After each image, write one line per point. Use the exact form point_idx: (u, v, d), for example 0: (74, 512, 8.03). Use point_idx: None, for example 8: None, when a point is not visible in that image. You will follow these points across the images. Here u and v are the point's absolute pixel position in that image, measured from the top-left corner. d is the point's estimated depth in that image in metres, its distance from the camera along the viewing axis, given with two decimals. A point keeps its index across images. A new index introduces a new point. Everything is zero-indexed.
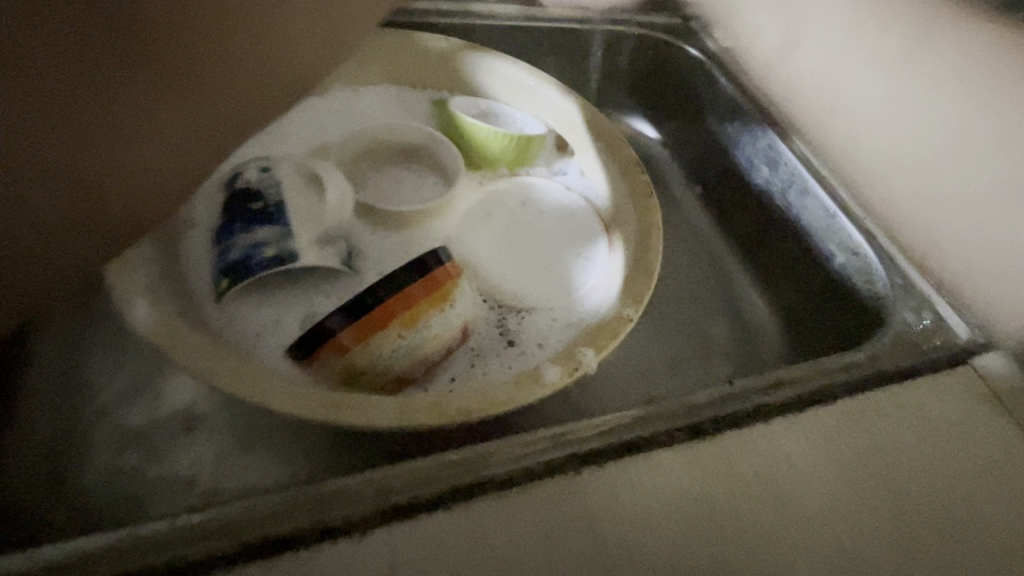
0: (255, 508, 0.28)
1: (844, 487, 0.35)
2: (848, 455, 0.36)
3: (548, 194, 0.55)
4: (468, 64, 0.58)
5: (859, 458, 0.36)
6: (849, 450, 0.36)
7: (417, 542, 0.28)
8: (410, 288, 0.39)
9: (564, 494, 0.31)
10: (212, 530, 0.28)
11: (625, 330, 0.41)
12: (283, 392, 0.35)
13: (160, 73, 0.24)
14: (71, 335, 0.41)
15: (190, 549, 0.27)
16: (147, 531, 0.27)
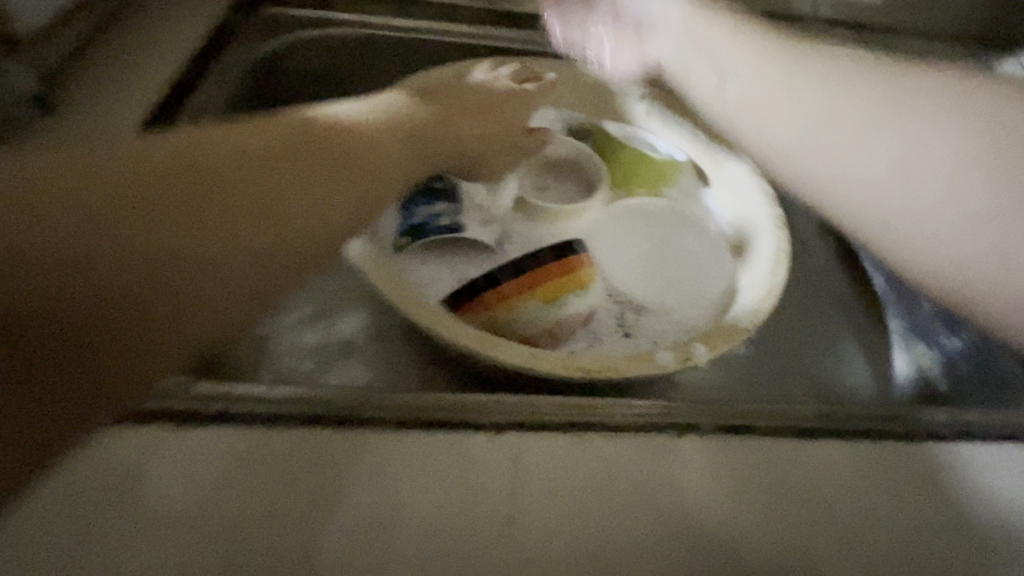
0: (413, 397, 0.35)
1: (959, 515, 0.35)
2: (972, 482, 0.36)
3: (680, 214, 0.60)
4: (621, 94, 0.66)
5: (980, 486, 0.36)
6: (971, 480, 0.36)
7: (541, 457, 0.33)
8: (549, 266, 0.47)
9: (671, 452, 0.34)
10: (377, 402, 0.34)
11: (741, 337, 0.45)
12: (446, 326, 0.43)
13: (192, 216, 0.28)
14: None
15: (353, 410, 0.34)
16: (333, 390, 0.35)
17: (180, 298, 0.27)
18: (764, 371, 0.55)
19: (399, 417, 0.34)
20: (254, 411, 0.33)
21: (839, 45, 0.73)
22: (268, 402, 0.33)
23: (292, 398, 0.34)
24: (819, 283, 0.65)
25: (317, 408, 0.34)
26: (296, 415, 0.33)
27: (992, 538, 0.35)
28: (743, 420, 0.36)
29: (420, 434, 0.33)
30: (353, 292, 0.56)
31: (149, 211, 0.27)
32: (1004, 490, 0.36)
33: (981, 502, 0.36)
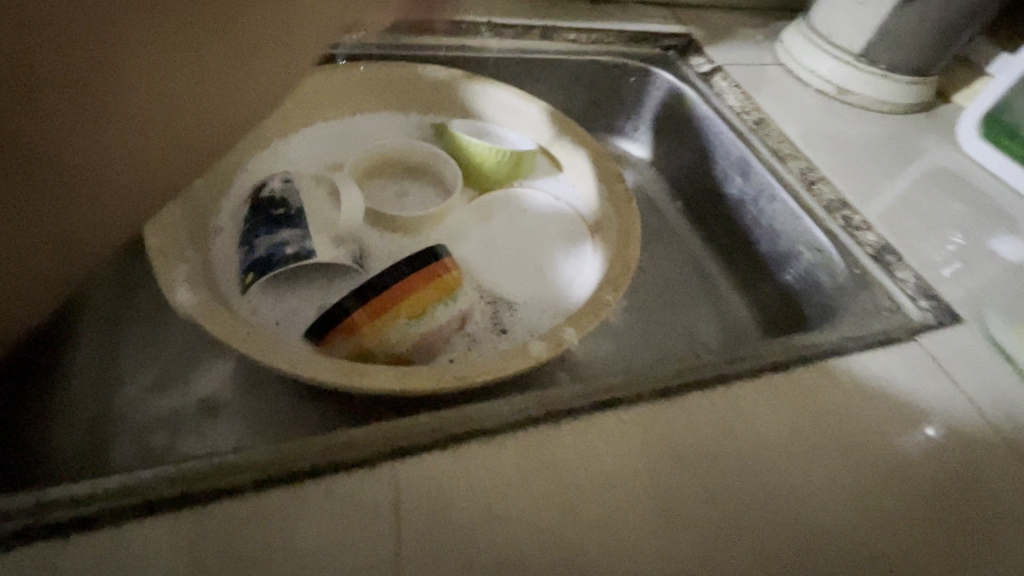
0: (272, 451, 0.31)
1: (807, 431, 0.40)
2: (809, 400, 0.42)
3: (538, 203, 0.62)
4: (465, 90, 0.65)
5: (817, 402, 0.42)
6: (808, 398, 0.42)
7: (422, 482, 0.32)
8: (411, 277, 0.44)
9: (552, 442, 0.35)
10: (225, 469, 0.30)
11: (605, 313, 0.47)
12: (308, 361, 0.39)
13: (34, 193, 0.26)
14: (107, 341, 0.47)
15: (196, 485, 0.29)
16: (162, 470, 0.29)
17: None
18: (637, 338, 0.59)
19: (257, 479, 0.30)
20: (62, 521, 0.28)
21: (655, 25, 0.79)
22: (77, 506, 0.28)
23: (108, 493, 0.28)
24: (674, 249, 0.71)
25: (145, 496, 0.29)
26: (131, 505, 0.28)
27: (836, 446, 0.40)
28: (614, 394, 0.38)
29: (288, 491, 0.30)
30: (202, 346, 0.49)
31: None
32: (834, 400, 0.42)
33: (821, 416, 0.41)
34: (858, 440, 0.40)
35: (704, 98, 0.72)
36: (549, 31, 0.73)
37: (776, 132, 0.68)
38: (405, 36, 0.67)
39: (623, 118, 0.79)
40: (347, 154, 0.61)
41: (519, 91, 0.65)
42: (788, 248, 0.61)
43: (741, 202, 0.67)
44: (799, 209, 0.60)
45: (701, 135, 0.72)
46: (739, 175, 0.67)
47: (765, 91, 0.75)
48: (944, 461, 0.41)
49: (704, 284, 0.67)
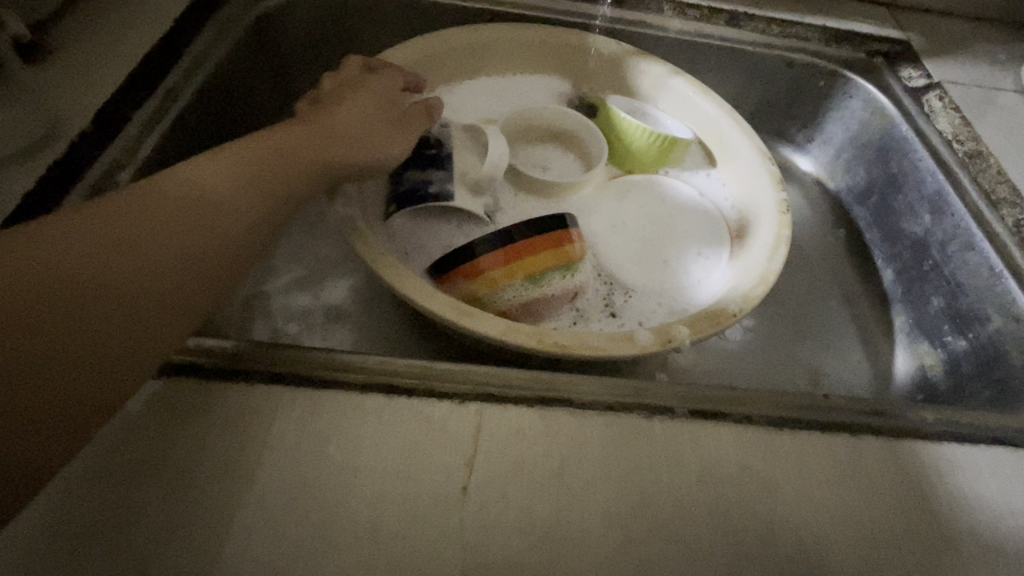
0: (385, 363, 0.34)
1: (941, 518, 0.33)
2: (952, 484, 0.35)
3: (680, 194, 0.58)
4: (629, 66, 0.63)
5: (963, 490, 0.35)
6: (952, 482, 0.35)
7: (503, 427, 0.32)
8: (536, 238, 0.44)
9: (638, 434, 0.33)
10: (338, 364, 0.34)
11: (727, 323, 0.43)
12: (425, 293, 0.42)
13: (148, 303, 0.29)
14: None
15: (315, 370, 0.33)
16: (291, 351, 0.34)
17: (109, 333, 0.28)
18: (754, 358, 0.54)
19: (361, 382, 0.33)
20: (211, 367, 0.33)
21: (867, 24, 0.68)
22: (226, 360, 0.33)
23: (248, 357, 0.33)
24: (824, 277, 0.63)
25: (276, 368, 0.33)
26: (261, 371, 0.33)
27: (977, 548, 0.33)
28: (717, 406, 0.35)
29: (383, 399, 0.33)
30: (342, 259, 0.55)
31: (81, 310, 0.27)
32: (987, 496, 0.35)
33: (964, 507, 0.34)
34: (1011, 553, 0.33)
35: (909, 115, 0.60)
36: (737, 17, 0.67)
37: (996, 171, 0.56)
38: (586, 5, 0.66)
39: (799, 125, 0.71)
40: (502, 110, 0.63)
41: (689, 76, 0.61)
42: (972, 307, 0.51)
43: (924, 243, 0.57)
44: (1001, 263, 0.49)
45: (889, 157, 0.62)
46: (931, 212, 0.56)
47: (995, 122, 0.61)
48: None
49: (849, 323, 0.60)
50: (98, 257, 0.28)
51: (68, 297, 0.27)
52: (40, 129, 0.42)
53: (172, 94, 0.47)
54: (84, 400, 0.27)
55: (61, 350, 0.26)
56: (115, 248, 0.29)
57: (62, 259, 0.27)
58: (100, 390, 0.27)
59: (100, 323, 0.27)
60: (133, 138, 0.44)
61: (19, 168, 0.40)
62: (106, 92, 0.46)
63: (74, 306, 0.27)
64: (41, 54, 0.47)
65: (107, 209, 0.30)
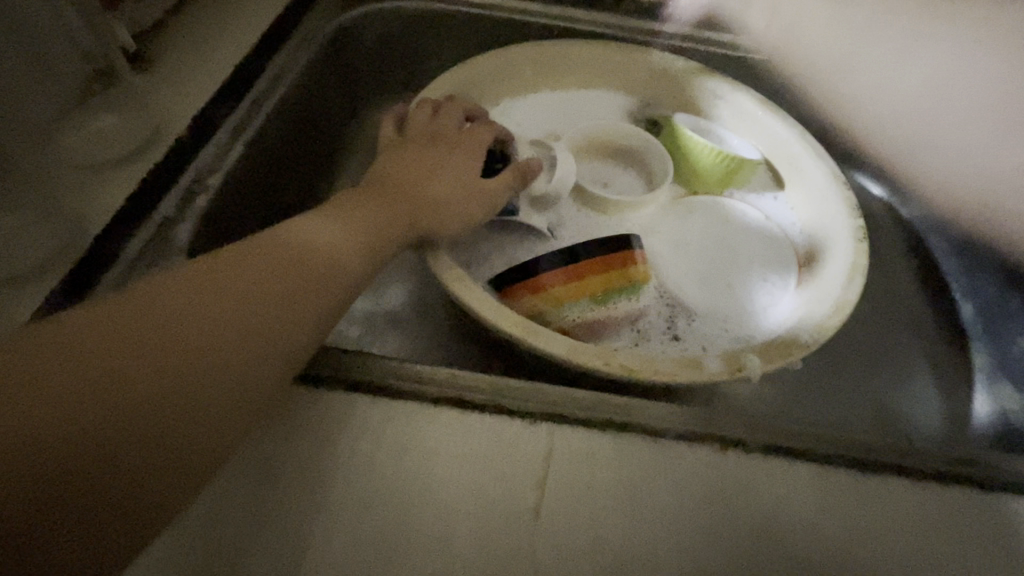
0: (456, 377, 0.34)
1: None
2: None
3: (747, 217, 0.56)
4: (698, 84, 0.62)
5: None
6: None
7: (572, 450, 0.32)
8: (603, 257, 0.45)
9: (709, 466, 0.33)
10: (411, 376, 0.34)
11: (799, 353, 0.42)
12: (490, 306, 0.42)
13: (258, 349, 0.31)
14: None
15: (390, 380, 0.34)
16: (367, 360, 0.35)
17: (224, 379, 0.29)
18: (819, 390, 0.52)
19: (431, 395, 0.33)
20: (294, 372, 0.34)
21: None
22: (307, 366, 0.34)
23: (328, 364, 0.34)
24: (897, 309, 0.60)
25: (352, 376, 0.34)
26: (340, 379, 0.34)
27: None
28: (794, 442, 0.34)
29: (456, 413, 0.33)
30: (405, 266, 0.56)
31: (199, 361, 0.29)
32: None
33: None
34: None
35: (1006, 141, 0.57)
36: (812, 35, 0.65)
37: None
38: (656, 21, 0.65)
39: None
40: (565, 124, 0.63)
41: (758, 96, 0.60)
42: None
43: (1012, 278, 0.55)
44: None
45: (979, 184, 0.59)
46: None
47: None
48: None
49: (923, 360, 0.56)
50: (225, 307, 0.31)
51: (192, 350, 0.29)
52: (141, 136, 0.45)
53: (258, 103, 0.50)
54: (197, 443, 0.29)
55: (168, 401, 0.27)
56: (234, 301, 0.31)
57: (189, 315, 0.30)
58: (203, 440, 0.29)
59: (221, 367, 0.29)
60: (223, 146, 0.46)
61: (123, 172, 0.43)
62: (199, 101, 0.48)
63: (193, 357, 0.29)
64: (142, 63, 0.50)
65: (231, 269, 0.32)
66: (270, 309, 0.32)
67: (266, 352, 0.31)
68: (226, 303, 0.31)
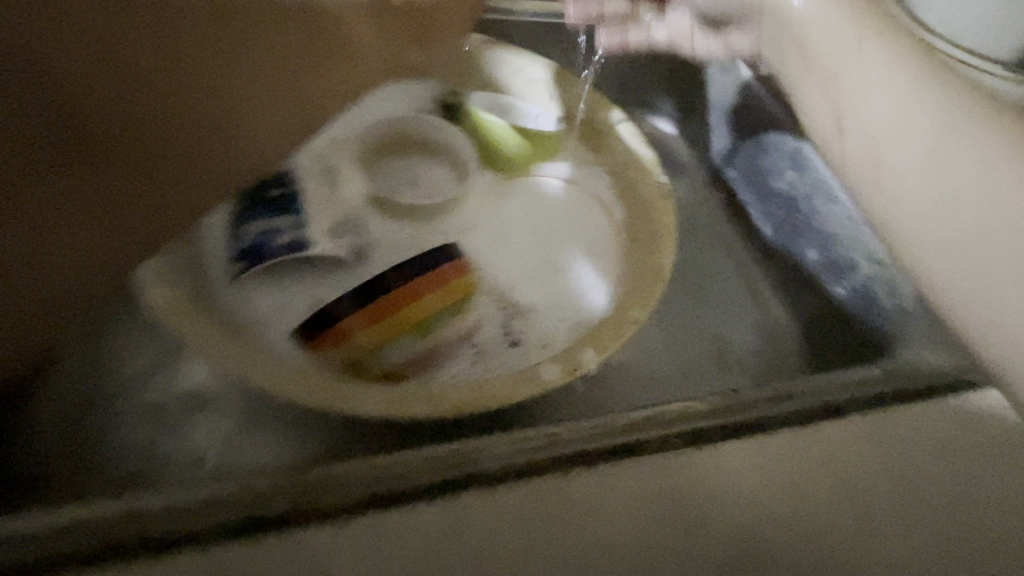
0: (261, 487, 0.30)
1: (857, 501, 0.33)
2: (870, 458, 0.34)
3: (560, 193, 0.54)
4: (488, 58, 0.58)
5: (881, 461, 0.34)
6: (869, 454, 0.34)
7: (405, 530, 0.29)
8: (414, 282, 0.39)
9: (557, 493, 0.30)
10: (203, 508, 0.29)
11: (631, 332, 0.40)
12: (296, 374, 0.37)
13: (99, 217, 0.32)
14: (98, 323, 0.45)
15: (173, 523, 0.29)
16: (145, 504, 0.29)
17: (65, 257, 0.31)
18: (672, 344, 0.50)
19: (230, 521, 0.29)
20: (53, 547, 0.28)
21: None
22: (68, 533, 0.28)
23: (93, 525, 0.28)
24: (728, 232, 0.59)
25: (126, 531, 0.28)
26: (106, 545, 0.28)
27: (899, 518, 0.32)
28: (632, 437, 0.33)
29: (262, 533, 0.28)
30: None
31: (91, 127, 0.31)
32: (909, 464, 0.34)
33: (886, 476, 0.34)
34: (925, 510, 0.33)
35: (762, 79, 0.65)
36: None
37: None
38: None
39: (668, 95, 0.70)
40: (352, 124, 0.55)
41: (548, 62, 0.58)
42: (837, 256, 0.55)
43: (793, 199, 0.60)
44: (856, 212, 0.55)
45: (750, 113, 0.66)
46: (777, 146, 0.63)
47: None
48: None
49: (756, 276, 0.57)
50: (26, 188, 0.29)
51: (72, 93, 0.30)
52: None
53: None
54: (32, 332, 0.31)
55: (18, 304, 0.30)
56: (128, 115, 0.32)
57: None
58: (40, 318, 0.31)
59: (55, 256, 0.31)
60: None
61: None
62: None
63: (40, 153, 0.30)
64: None
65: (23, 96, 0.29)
66: (104, 173, 0.32)
67: (170, 186, 0.33)
68: (30, 176, 0.30)
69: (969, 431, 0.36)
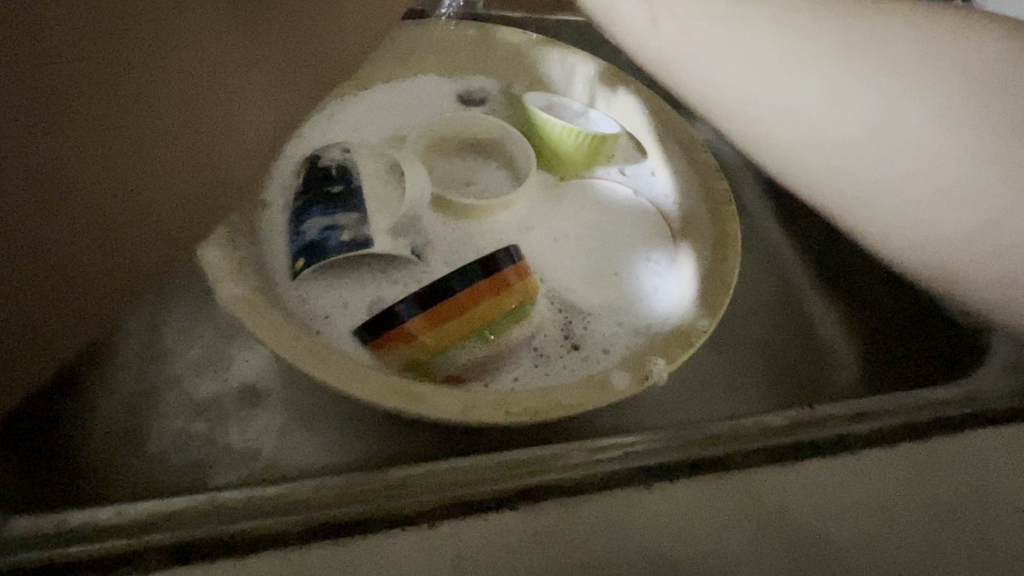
0: (341, 486, 0.29)
1: (942, 533, 0.31)
2: (955, 485, 0.33)
3: (617, 197, 0.54)
4: (546, 57, 0.58)
5: (967, 489, 0.33)
6: (955, 481, 0.33)
7: (485, 540, 0.28)
8: (477, 284, 0.39)
9: (637, 508, 0.29)
10: (281, 508, 0.28)
11: (699, 341, 0.39)
12: (357, 374, 0.35)
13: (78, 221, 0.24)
14: (152, 315, 0.44)
15: (246, 526, 0.27)
16: (225, 497, 0.28)
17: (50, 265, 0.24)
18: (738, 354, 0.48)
19: (307, 523, 0.27)
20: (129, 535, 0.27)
21: None
22: (144, 524, 0.27)
23: (172, 518, 0.28)
24: (789, 242, 0.57)
25: (202, 529, 0.27)
26: (175, 545, 0.27)
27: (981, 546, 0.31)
28: (709, 452, 0.32)
29: (338, 541, 0.27)
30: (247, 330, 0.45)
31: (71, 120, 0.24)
32: (996, 494, 0.33)
33: (972, 506, 0.33)
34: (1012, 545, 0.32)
35: None
36: None
37: None
38: None
39: None
40: (408, 121, 0.54)
41: (606, 66, 0.57)
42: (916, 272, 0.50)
43: None
44: None
45: None
46: None
47: None
48: None
49: (818, 288, 0.54)
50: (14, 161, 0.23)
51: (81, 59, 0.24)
52: None
53: None
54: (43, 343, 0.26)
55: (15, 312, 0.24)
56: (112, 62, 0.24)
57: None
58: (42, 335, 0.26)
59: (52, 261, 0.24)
60: None
61: None
62: None
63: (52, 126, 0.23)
64: None
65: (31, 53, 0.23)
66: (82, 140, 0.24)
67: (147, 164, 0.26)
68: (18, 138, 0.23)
69: None
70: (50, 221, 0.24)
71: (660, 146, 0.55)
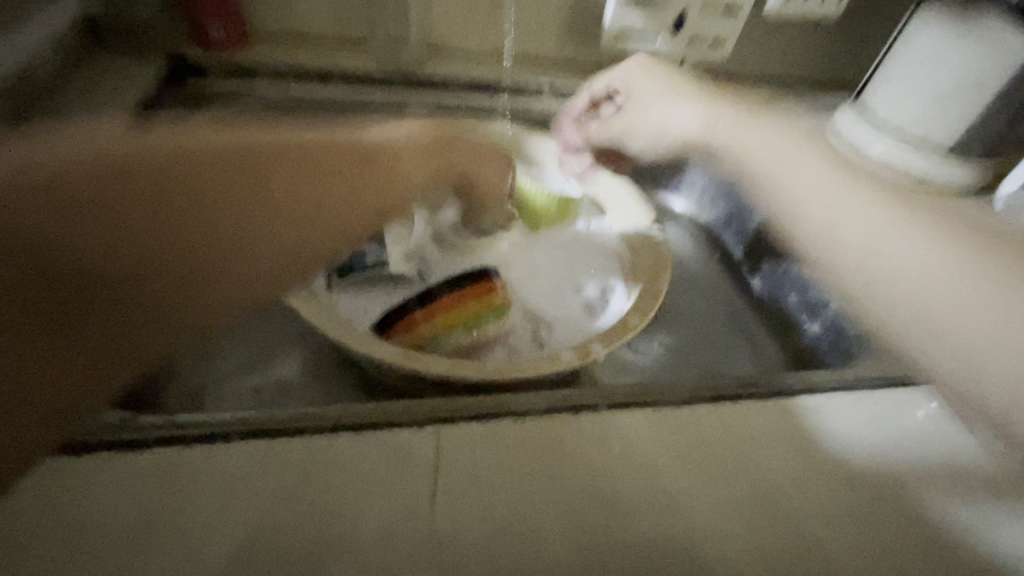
0: (354, 409, 0.40)
1: (807, 460, 0.41)
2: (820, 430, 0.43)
3: (580, 241, 0.68)
4: (524, 139, 0.74)
5: (830, 433, 0.43)
6: (822, 428, 0.43)
7: (457, 440, 0.38)
8: (465, 288, 0.52)
9: (570, 430, 0.40)
10: (310, 417, 0.39)
11: (630, 333, 0.52)
12: (372, 344, 0.47)
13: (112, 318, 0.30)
14: None
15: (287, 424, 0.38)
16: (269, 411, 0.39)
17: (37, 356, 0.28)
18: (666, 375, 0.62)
19: (331, 423, 0.38)
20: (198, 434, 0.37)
21: None
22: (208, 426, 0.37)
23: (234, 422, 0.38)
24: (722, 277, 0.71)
25: (256, 424, 0.38)
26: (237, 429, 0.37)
27: (836, 470, 0.41)
28: (630, 398, 0.43)
29: (354, 433, 0.38)
30: (289, 334, 0.58)
31: (168, 195, 0.33)
32: (854, 437, 0.43)
33: (832, 443, 0.43)
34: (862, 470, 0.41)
35: None
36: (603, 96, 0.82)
37: None
38: (481, 97, 0.79)
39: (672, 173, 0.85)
40: None
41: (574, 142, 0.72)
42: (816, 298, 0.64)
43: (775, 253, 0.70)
44: None
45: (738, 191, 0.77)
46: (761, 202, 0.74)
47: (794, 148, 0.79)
48: (963, 509, 0.40)
49: None
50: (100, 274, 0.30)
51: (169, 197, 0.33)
52: None
53: None
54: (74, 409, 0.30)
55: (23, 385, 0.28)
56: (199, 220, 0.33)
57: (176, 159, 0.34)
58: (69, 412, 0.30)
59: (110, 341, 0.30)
60: None
61: None
62: None
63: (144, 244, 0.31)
64: None
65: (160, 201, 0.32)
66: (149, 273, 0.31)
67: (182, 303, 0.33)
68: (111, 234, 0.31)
69: (908, 417, 0.45)
70: (76, 334, 0.29)
71: (615, 206, 0.70)
